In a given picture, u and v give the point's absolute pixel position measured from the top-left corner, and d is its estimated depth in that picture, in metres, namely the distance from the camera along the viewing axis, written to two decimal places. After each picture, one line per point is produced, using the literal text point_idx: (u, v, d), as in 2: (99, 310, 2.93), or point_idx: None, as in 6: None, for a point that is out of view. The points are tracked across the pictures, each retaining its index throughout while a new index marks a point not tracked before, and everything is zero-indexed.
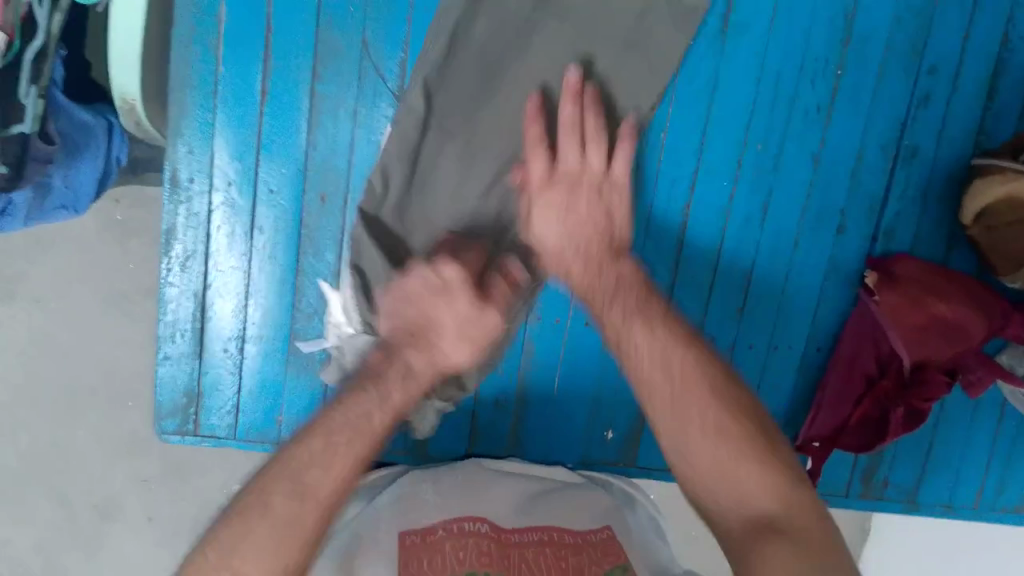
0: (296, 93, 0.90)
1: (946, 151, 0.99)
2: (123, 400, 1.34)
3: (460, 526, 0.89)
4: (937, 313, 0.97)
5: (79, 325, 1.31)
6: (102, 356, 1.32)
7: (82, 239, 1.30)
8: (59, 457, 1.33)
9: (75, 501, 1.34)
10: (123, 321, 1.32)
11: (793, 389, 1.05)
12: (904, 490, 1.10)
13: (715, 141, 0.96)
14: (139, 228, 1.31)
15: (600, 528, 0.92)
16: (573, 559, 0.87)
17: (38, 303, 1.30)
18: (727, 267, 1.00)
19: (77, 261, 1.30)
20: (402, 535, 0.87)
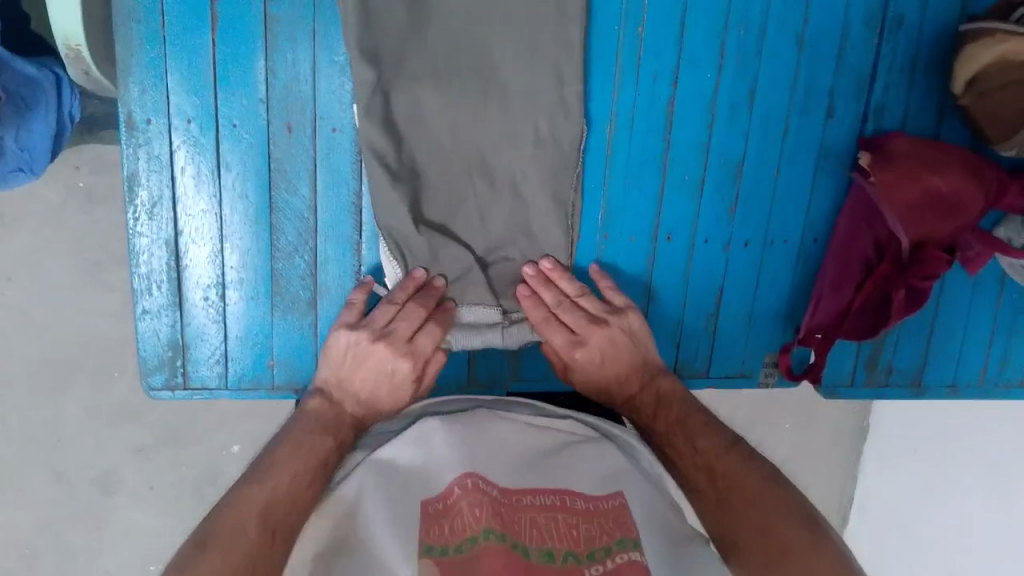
0: (248, 17, 0.84)
1: (933, 20, 0.96)
2: (110, 371, 1.31)
3: (469, 486, 0.73)
4: (931, 188, 0.94)
5: (53, 301, 1.27)
6: (83, 329, 1.29)
7: (41, 214, 1.25)
8: (51, 435, 1.31)
9: (73, 478, 1.33)
10: (98, 290, 1.28)
11: (792, 281, 1.03)
12: (909, 375, 1.09)
13: (695, 30, 0.93)
14: (104, 194, 1.26)
15: (612, 492, 0.75)
16: (586, 526, 0.71)
17: (8, 281, 1.26)
18: (717, 162, 0.97)
19: (43, 235, 1.26)
20: (424, 504, 0.72)
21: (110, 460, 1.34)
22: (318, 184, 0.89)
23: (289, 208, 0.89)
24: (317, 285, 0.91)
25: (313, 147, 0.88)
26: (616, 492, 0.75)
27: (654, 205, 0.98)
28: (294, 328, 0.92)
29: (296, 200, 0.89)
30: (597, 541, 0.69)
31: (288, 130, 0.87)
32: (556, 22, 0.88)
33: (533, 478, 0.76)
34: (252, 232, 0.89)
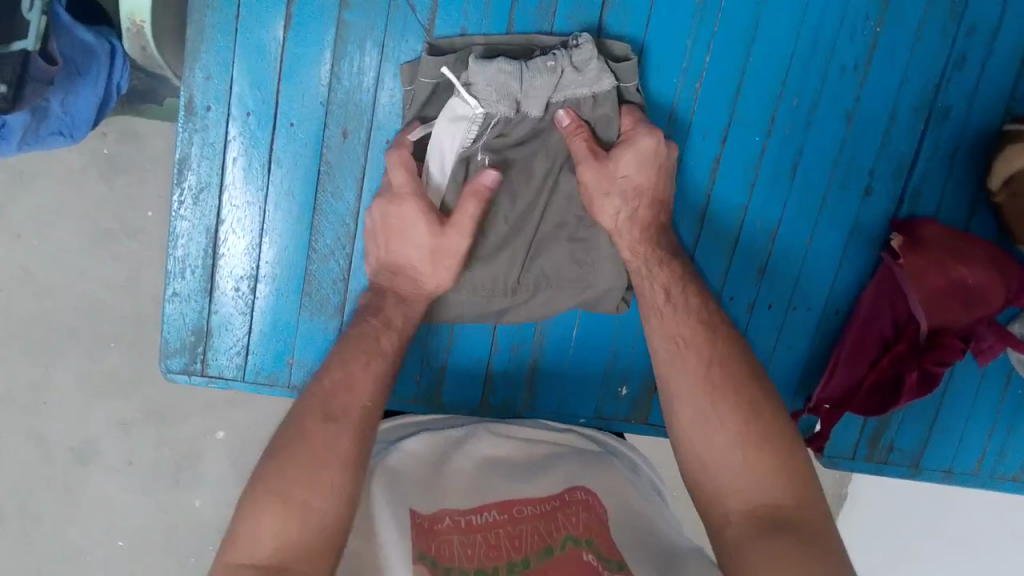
0: (322, 22, 0.85)
1: (977, 115, 0.99)
2: (107, 342, 1.30)
3: (467, 519, 0.78)
4: (957, 278, 0.97)
5: (60, 263, 1.27)
6: (86, 295, 1.28)
7: (60, 176, 1.26)
8: (36, 396, 1.30)
9: (51, 442, 1.32)
10: (106, 260, 1.28)
11: (808, 350, 1.04)
12: (908, 456, 1.11)
13: (751, 94, 0.94)
14: (126, 165, 1.26)
15: (585, 488, 0.84)
16: (583, 516, 0.79)
17: (19, 238, 1.26)
18: (753, 224, 0.99)
19: (62, 197, 1.26)
20: (412, 514, 0.77)
21: (92, 430, 1.32)
22: (364, 192, 0.89)
23: (332, 212, 0.89)
24: (347, 290, 0.91)
25: (365, 155, 0.88)
26: (592, 491, 0.84)
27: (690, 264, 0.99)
28: (318, 330, 0.92)
29: (340, 205, 0.89)
30: (596, 536, 0.77)
31: (343, 135, 0.88)
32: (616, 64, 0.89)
33: (529, 487, 0.84)
34: (292, 230, 0.89)
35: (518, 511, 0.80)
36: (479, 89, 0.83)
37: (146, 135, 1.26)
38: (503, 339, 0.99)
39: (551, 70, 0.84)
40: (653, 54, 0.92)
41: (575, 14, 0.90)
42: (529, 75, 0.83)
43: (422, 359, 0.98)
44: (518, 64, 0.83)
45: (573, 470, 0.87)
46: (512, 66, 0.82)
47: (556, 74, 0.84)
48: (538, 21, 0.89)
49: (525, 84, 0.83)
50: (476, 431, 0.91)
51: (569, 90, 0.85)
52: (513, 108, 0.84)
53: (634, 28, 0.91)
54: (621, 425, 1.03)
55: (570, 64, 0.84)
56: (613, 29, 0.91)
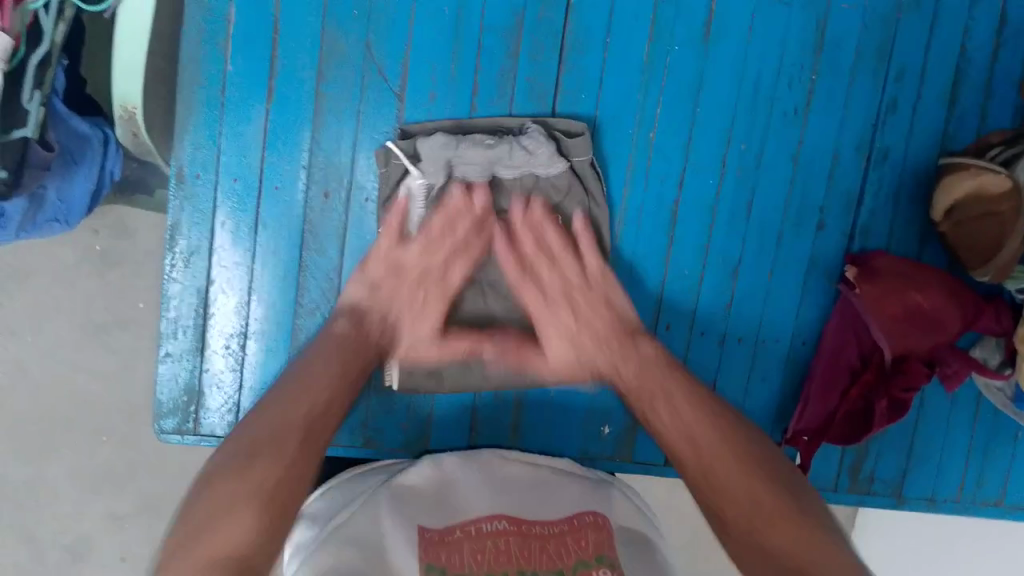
0: (302, 94, 0.94)
1: (915, 153, 1.07)
2: (98, 434, 1.33)
3: (478, 527, 0.85)
4: (913, 303, 1.02)
5: (53, 358, 1.31)
6: (79, 389, 1.32)
7: (56, 271, 1.30)
8: (30, 493, 1.31)
9: (46, 540, 1.33)
10: (98, 351, 1.32)
11: (781, 380, 1.09)
12: (889, 484, 1.13)
13: (701, 141, 1.02)
14: (120, 258, 1.31)
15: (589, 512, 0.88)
16: (593, 534, 0.84)
17: (14, 336, 1.29)
18: (715, 260, 1.05)
19: (57, 291, 1.30)
20: (422, 529, 0.83)
21: (86, 525, 1.33)
22: (346, 251, 0.97)
23: (316, 269, 0.97)
24: None
25: (345, 213, 0.97)
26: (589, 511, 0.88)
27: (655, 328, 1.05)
28: None
29: (323, 261, 0.97)
30: (605, 550, 0.82)
31: (324, 195, 0.96)
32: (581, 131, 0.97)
33: (537, 509, 0.89)
34: (278, 288, 0.96)
35: (525, 524, 0.86)
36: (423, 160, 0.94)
37: (138, 228, 1.31)
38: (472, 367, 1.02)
39: (488, 145, 0.94)
40: (607, 115, 1.01)
41: (533, 92, 0.99)
42: (464, 147, 0.94)
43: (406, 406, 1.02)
44: (453, 137, 0.94)
45: (581, 495, 0.92)
46: (448, 139, 0.93)
47: (493, 150, 0.94)
48: (498, 100, 0.98)
49: (461, 154, 0.94)
50: (478, 456, 0.95)
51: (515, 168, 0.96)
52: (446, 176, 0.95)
53: (583, 111, 1.00)
54: (608, 464, 1.06)
55: (516, 147, 0.95)
56: (566, 108, 1.00)
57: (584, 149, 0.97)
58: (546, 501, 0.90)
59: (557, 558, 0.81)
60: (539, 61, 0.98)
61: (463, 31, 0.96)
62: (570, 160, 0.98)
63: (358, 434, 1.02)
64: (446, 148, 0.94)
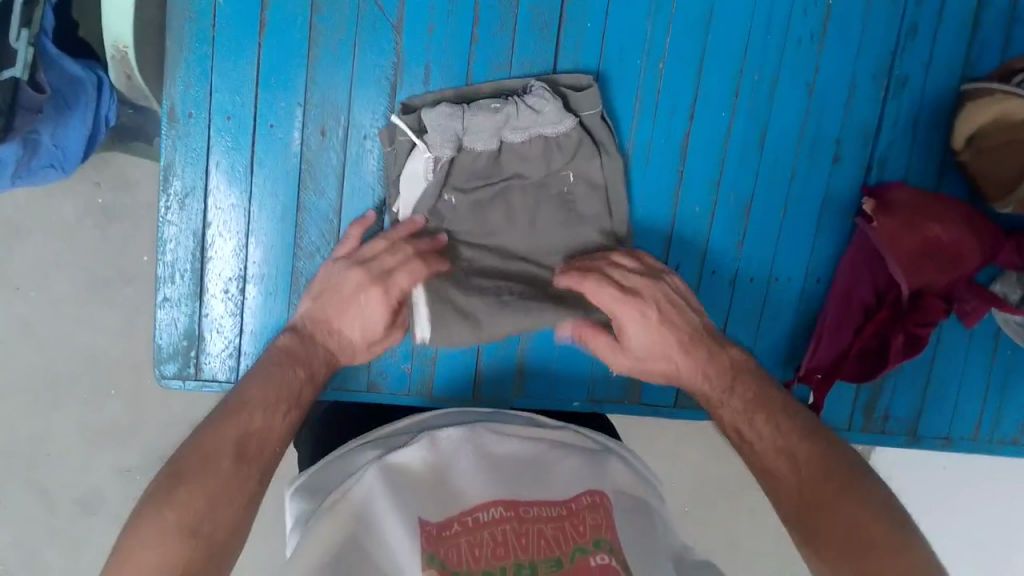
0: (296, 27, 0.91)
1: (934, 83, 1.03)
2: (106, 388, 1.32)
3: (474, 517, 0.75)
4: (931, 237, 0.99)
5: (55, 313, 1.29)
6: (84, 342, 1.30)
7: (56, 223, 1.28)
8: (39, 447, 1.31)
9: (56, 494, 1.33)
10: (101, 306, 1.30)
11: (794, 321, 1.07)
12: (903, 424, 1.11)
13: (712, 71, 0.99)
14: (120, 212, 1.29)
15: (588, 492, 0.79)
16: (591, 518, 0.75)
17: (16, 290, 1.28)
18: (727, 196, 1.02)
19: (58, 245, 1.28)
20: (422, 523, 0.75)
21: (96, 480, 1.33)
22: (344, 190, 0.95)
23: (315, 210, 0.95)
24: None
25: (343, 151, 0.94)
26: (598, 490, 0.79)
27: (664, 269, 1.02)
28: None
29: (322, 202, 0.95)
30: (603, 534, 0.74)
31: (321, 133, 0.93)
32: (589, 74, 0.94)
33: (536, 491, 0.80)
34: (277, 231, 0.94)
35: (521, 508, 0.77)
36: (432, 132, 0.90)
37: (138, 180, 1.29)
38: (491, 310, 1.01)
39: (494, 110, 0.91)
40: (615, 45, 0.97)
41: (536, 22, 0.95)
42: (471, 116, 0.90)
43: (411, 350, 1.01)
44: (458, 108, 0.90)
45: (582, 470, 0.84)
46: (453, 109, 0.90)
47: (500, 114, 0.91)
48: (500, 33, 0.94)
49: (469, 122, 0.91)
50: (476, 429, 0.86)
51: (525, 130, 0.92)
52: (455, 147, 0.91)
53: (589, 42, 0.96)
54: (616, 407, 1.05)
55: (522, 107, 0.91)
56: (570, 40, 0.96)
57: (592, 103, 0.94)
58: (546, 480, 0.82)
59: (555, 547, 0.72)
60: None
61: None
62: (579, 115, 0.94)
63: (363, 378, 1.01)
64: (452, 116, 0.90)
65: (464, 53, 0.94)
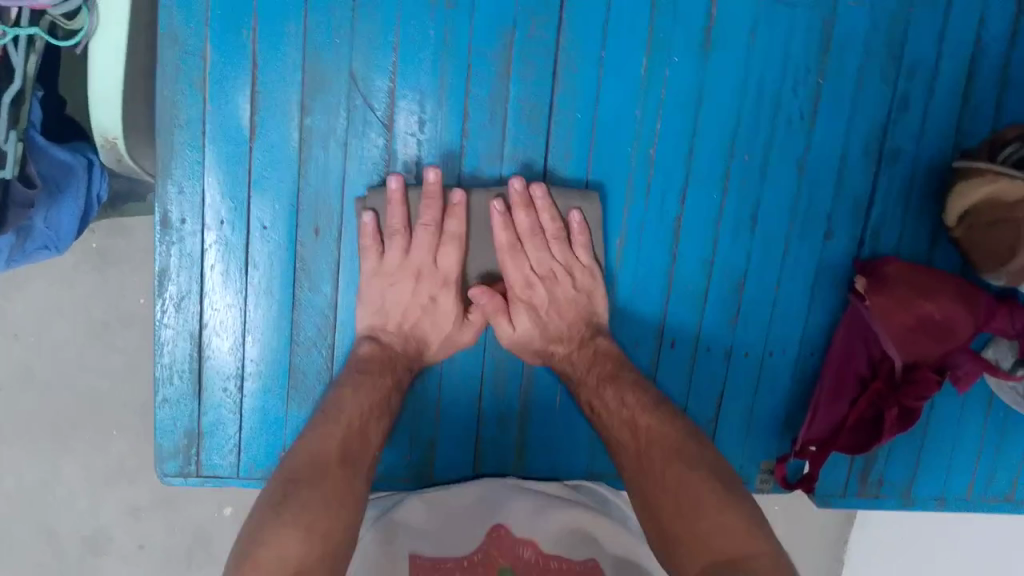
0: (285, 128, 0.90)
1: (927, 151, 1.03)
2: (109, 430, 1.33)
3: (467, 556, 0.96)
4: (925, 314, 1.00)
5: (58, 362, 1.30)
6: (85, 389, 1.31)
7: (53, 273, 1.29)
8: (46, 490, 1.32)
9: (64, 534, 1.34)
10: (101, 353, 1.31)
11: (788, 389, 1.08)
12: (898, 487, 1.12)
13: (703, 153, 0.98)
14: (116, 257, 1.29)
15: (586, 560, 0.96)
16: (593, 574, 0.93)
17: (16, 338, 1.29)
18: (721, 273, 1.02)
19: (56, 297, 1.29)
20: (413, 557, 0.94)
21: (101, 521, 1.35)
22: (340, 284, 0.95)
23: (310, 305, 0.95)
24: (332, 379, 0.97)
25: (339, 245, 0.94)
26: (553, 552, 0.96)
27: (654, 356, 1.04)
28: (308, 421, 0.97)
29: (318, 298, 0.95)
30: None
31: (315, 232, 0.93)
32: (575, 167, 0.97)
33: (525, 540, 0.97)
34: (274, 327, 0.95)
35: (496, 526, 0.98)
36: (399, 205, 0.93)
37: (132, 226, 1.29)
38: (490, 382, 1.02)
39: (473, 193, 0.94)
40: (606, 130, 0.96)
41: (526, 110, 0.95)
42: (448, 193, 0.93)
43: (411, 434, 1.02)
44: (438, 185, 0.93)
45: (568, 534, 0.98)
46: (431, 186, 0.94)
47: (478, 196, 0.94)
48: (489, 124, 0.94)
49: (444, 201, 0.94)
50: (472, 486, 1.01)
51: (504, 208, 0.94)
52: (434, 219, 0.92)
53: (580, 128, 0.96)
54: (613, 479, 1.08)
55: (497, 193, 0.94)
56: (561, 129, 0.96)
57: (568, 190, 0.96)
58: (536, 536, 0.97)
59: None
60: (532, 78, 0.94)
61: (447, 52, 0.92)
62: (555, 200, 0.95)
63: None
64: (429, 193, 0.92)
65: (455, 143, 0.94)
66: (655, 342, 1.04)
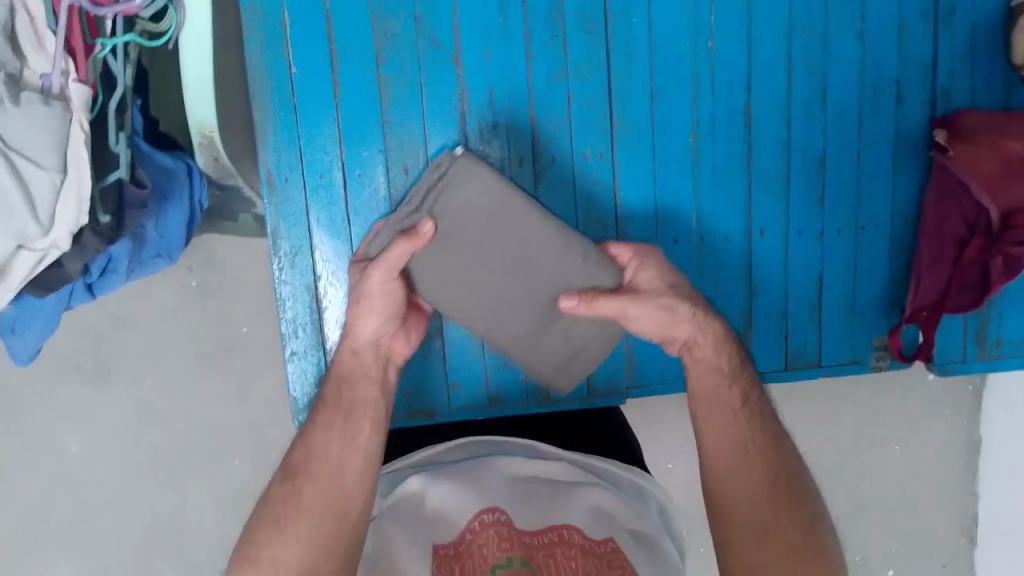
0: (366, 79, 0.97)
1: (982, 4, 1.04)
2: (231, 458, 1.36)
3: (480, 519, 0.84)
4: (1011, 153, 0.98)
5: (173, 394, 1.35)
6: (201, 417, 1.35)
7: (159, 311, 1.33)
8: (179, 521, 1.36)
9: (202, 564, 1.38)
10: (214, 381, 1.35)
11: (890, 265, 1.08)
12: (1019, 346, 1.10)
13: (762, 37, 1.01)
14: (215, 288, 1.33)
15: (605, 539, 0.85)
16: (617, 563, 0.82)
17: (135, 380, 1.34)
18: (800, 152, 1.04)
19: (163, 335, 1.34)
20: (435, 547, 0.82)
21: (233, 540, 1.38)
22: None
23: None
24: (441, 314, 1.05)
25: None
26: (571, 526, 0.85)
27: (749, 247, 1.06)
28: (426, 356, 1.07)
29: None
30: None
31: (405, 172, 1.00)
32: (642, 78, 1.01)
33: (536, 515, 0.86)
34: None
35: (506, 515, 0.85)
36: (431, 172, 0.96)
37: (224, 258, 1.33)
38: None
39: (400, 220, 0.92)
40: (663, 32, 1.00)
41: (585, 29, 0.99)
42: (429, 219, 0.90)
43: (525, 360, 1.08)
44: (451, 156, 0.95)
45: (591, 514, 0.88)
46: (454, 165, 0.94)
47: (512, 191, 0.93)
48: (552, 48, 0.99)
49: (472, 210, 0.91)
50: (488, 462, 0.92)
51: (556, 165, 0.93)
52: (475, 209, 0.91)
53: (637, 37, 1.00)
54: None
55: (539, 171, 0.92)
56: (622, 41, 1.00)
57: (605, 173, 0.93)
58: (554, 511, 0.87)
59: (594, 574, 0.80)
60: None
61: None
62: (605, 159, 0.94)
63: (482, 396, 1.08)
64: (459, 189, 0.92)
65: (522, 72, 0.99)
66: (748, 234, 1.06)
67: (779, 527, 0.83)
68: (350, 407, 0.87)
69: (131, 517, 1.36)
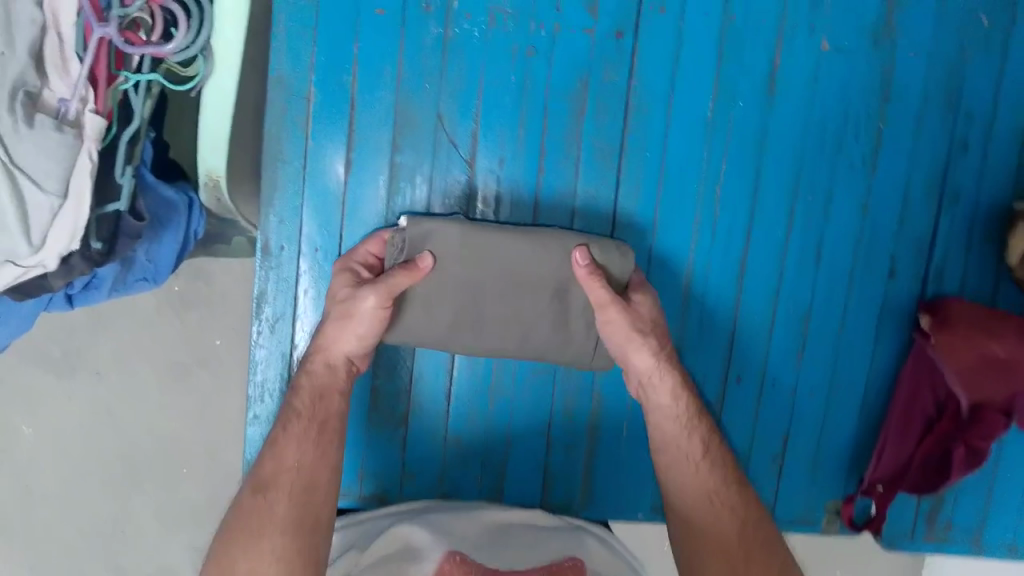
0: (377, 163, 0.98)
1: (987, 194, 1.06)
2: (180, 469, 1.34)
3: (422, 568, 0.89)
4: (989, 352, 1.00)
5: (134, 400, 1.31)
6: (158, 425, 1.32)
7: (135, 315, 1.30)
8: (117, 525, 1.33)
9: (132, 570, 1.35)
10: (179, 394, 1.32)
11: (856, 429, 1.10)
12: (968, 531, 1.12)
13: (769, 191, 1.03)
14: (195, 301, 1.31)
15: (567, 558, 0.95)
16: None
17: (98, 375, 1.30)
18: (787, 307, 1.06)
19: (133, 338, 1.31)
20: None
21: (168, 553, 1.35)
22: None
23: None
24: (410, 398, 1.04)
25: None
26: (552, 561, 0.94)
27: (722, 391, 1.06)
28: (386, 439, 1.04)
29: None
30: None
31: None
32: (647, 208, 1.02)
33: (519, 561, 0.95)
34: None
35: (471, 559, 0.92)
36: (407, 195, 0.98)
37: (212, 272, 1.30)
38: (559, 406, 1.06)
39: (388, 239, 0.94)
40: (674, 169, 1.01)
41: (598, 153, 1.00)
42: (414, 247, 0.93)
43: (482, 462, 1.06)
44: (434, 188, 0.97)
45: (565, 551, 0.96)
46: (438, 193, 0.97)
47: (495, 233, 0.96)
48: (564, 165, 1.00)
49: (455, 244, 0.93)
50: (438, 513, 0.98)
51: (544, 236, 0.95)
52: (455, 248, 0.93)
53: (648, 170, 1.01)
54: None
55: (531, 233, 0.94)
56: (633, 171, 1.01)
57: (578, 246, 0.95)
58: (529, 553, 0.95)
59: None
60: (605, 123, 1.00)
61: (528, 98, 0.98)
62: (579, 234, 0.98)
63: (435, 489, 1.06)
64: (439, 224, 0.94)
65: (531, 182, 1.00)
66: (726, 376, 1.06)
67: (761, 545, 0.86)
68: (324, 421, 0.87)
69: (70, 513, 1.32)
